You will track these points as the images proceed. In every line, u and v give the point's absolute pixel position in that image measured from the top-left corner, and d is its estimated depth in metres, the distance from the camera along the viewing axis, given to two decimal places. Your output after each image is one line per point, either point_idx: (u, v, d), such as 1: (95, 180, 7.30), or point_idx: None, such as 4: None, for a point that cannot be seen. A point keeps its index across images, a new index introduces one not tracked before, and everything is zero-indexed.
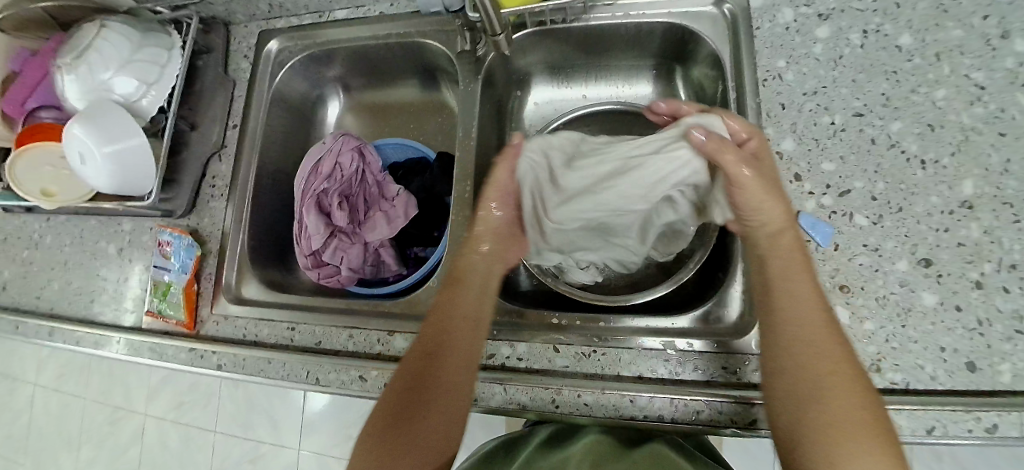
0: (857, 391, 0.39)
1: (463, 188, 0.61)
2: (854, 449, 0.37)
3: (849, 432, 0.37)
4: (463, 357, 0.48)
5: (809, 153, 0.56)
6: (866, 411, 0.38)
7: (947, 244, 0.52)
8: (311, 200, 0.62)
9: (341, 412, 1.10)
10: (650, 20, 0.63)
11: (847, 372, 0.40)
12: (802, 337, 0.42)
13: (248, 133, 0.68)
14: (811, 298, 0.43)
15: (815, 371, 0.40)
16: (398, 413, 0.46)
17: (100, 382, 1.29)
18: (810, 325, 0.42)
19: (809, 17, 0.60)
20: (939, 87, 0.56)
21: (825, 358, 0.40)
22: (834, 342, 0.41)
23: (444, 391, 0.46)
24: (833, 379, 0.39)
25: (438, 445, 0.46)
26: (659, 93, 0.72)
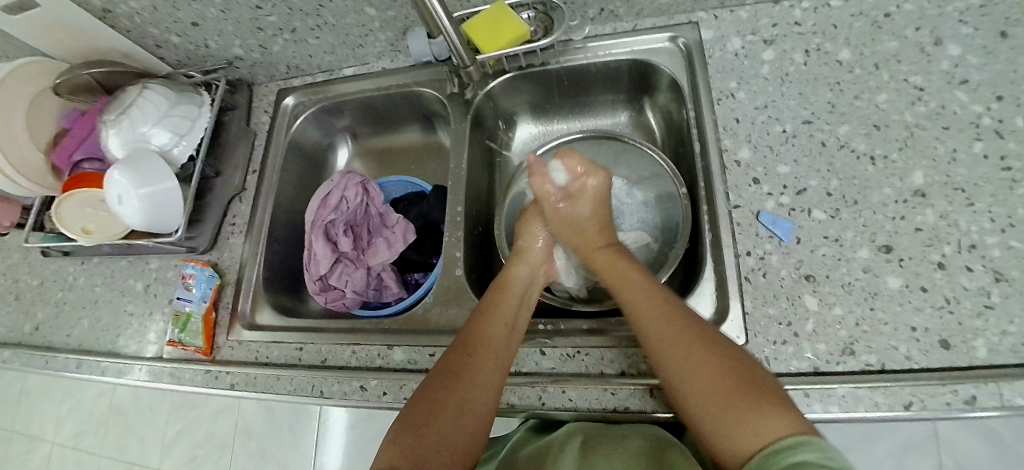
0: (713, 370, 0.45)
1: (454, 212, 0.67)
2: (743, 416, 0.41)
3: (742, 403, 0.42)
4: (506, 347, 0.53)
5: (764, 159, 0.60)
6: (726, 379, 0.44)
7: (905, 231, 0.55)
8: (319, 229, 0.69)
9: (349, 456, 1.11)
10: (616, 58, 0.69)
11: (723, 357, 0.45)
12: (654, 321, 0.50)
13: (266, 176, 0.76)
14: (654, 297, 0.53)
15: (662, 333, 0.49)
16: (428, 406, 0.48)
17: (111, 441, 1.31)
18: (665, 318, 0.50)
19: (756, 41, 0.65)
20: (881, 91, 0.61)
21: (674, 336, 0.48)
22: (680, 321, 0.49)
23: (476, 374, 0.50)
24: (690, 353, 0.46)
25: (470, 433, 0.48)
26: (632, 123, 0.78)
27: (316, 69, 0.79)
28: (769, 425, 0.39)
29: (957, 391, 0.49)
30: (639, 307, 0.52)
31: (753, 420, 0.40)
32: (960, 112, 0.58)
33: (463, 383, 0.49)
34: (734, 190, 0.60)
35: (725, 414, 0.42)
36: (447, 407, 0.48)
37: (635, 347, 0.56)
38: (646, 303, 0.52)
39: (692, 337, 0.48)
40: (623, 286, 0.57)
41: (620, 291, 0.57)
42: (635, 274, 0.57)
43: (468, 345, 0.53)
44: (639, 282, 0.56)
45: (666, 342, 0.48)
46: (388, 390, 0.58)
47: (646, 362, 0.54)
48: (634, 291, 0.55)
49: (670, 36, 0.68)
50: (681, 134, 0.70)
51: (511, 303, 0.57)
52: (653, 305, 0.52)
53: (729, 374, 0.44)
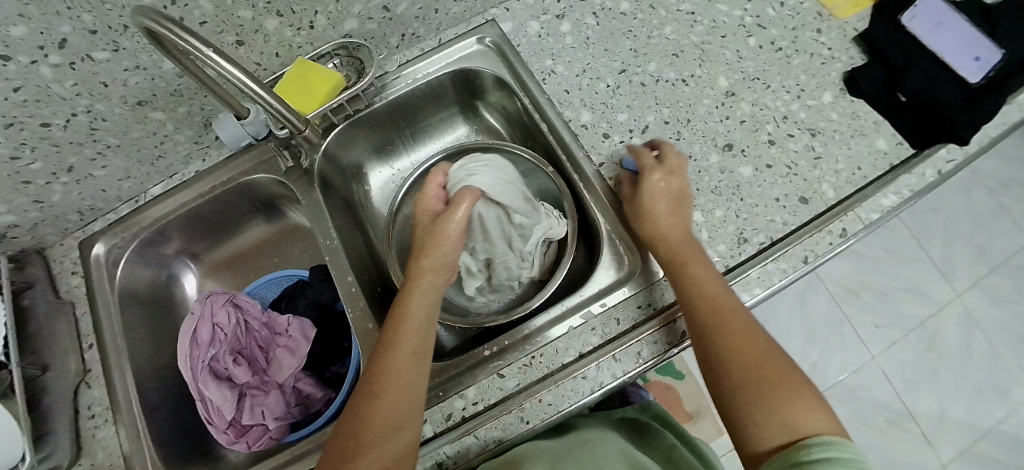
0: (761, 361, 0.46)
1: (347, 282, 0.62)
2: (793, 408, 0.42)
3: (785, 398, 0.43)
4: (417, 364, 0.49)
5: (603, 115, 0.64)
6: (765, 371, 0.45)
7: (734, 126, 0.63)
8: (201, 373, 0.58)
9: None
10: (435, 75, 0.69)
11: (761, 352, 0.46)
12: (715, 313, 0.48)
13: (107, 339, 0.64)
14: (712, 287, 0.50)
15: (715, 322, 0.48)
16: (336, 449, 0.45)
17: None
18: (726, 306, 0.49)
19: (551, 19, 0.69)
20: (666, 25, 0.69)
21: (729, 326, 0.48)
22: (733, 311, 0.49)
23: (378, 398, 0.47)
24: (737, 346, 0.47)
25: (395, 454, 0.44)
26: (478, 130, 0.78)
27: (118, 201, 0.69)
28: (808, 417, 0.42)
29: (832, 229, 0.57)
30: (697, 296, 0.50)
31: (786, 413, 0.42)
32: (728, 20, 0.68)
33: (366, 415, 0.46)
34: (593, 150, 0.63)
35: (763, 401, 0.43)
36: (353, 442, 0.45)
37: (579, 326, 0.56)
38: (706, 293, 0.50)
39: (745, 331, 0.48)
40: (679, 272, 0.52)
41: (676, 283, 0.52)
42: (696, 258, 0.52)
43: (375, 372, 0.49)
44: (700, 270, 0.51)
45: (722, 335, 0.47)
46: None
47: (596, 334, 0.55)
48: (700, 284, 0.50)
49: (476, 38, 0.70)
50: (527, 125, 0.71)
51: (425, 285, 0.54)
52: (717, 301, 0.49)
53: (772, 369, 0.45)
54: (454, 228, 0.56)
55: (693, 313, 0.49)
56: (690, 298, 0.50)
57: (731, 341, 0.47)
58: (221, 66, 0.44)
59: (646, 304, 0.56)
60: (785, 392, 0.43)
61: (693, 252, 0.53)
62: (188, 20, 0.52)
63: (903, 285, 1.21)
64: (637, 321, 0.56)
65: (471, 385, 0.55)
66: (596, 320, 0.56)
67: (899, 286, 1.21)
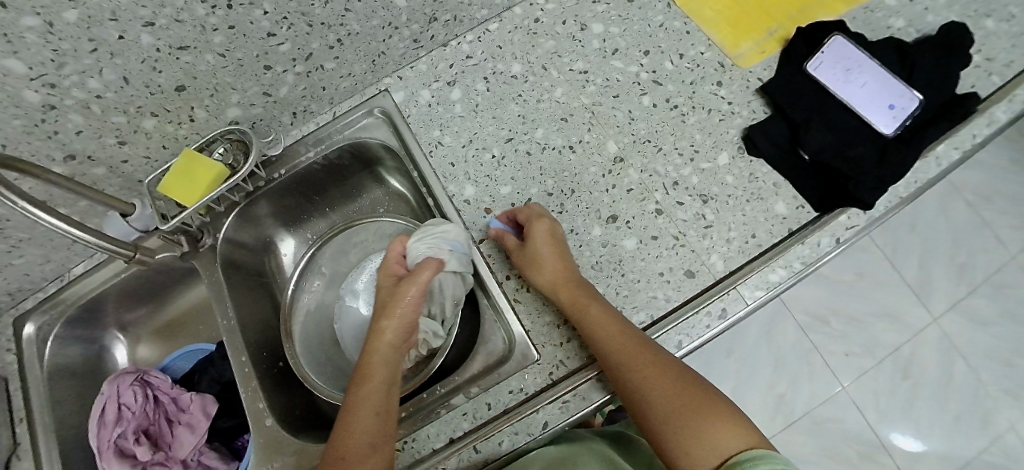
0: (677, 391, 0.47)
1: (241, 362, 0.64)
2: (714, 433, 0.44)
3: (708, 423, 0.44)
4: (381, 427, 0.51)
5: (486, 189, 0.63)
6: (683, 400, 0.47)
7: (620, 196, 0.62)
8: (108, 451, 0.61)
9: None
10: (330, 149, 0.70)
11: (675, 381, 0.48)
12: (626, 357, 0.49)
13: (35, 418, 0.66)
14: (618, 336, 0.50)
15: (627, 359, 0.49)
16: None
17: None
18: (630, 350, 0.49)
19: (442, 86, 0.69)
20: (557, 86, 0.68)
21: (638, 360, 0.49)
22: (638, 345, 0.50)
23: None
24: (648, 379, 0.48)
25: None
26: (382, 196, 0.77)
27: (43, 280, 0.72)
28: (732, 433, 0.43)
29: (711, 311, 0.56)
30: (604, 337, 0.50)
31: (710, 434, 0.44)
32: (621, 77, 0.67)
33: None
34: (475, 227, 0.63)
35: (687, 431, 0.44)
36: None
37: (452, 410, 0.56)
38: (610, 335, 0.50)
39: (653, 362, 0.49)
40: (585, 321, 0.52)
41: (584, 326, 0.52)
42: (593, 301, 0.53)
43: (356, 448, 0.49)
44: (605, 318, 0.52)
45: (637, 376, 0.48)
46: None
47: (466, 420, 0.56)
48: (604, 333, 0.51)
49: (366, 110, 0.70)
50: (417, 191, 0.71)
51: (383, 363, 0.55)
52: (621, 341, 0.50)
53: (689, 395, 0.47)
54: (414, 294, 0.56)
55: (608, 359, 0.50)
56: (596, 340, 0.51)
57: (646, 375, 0.48)
58: (42, 216, 0.49)
59: (516, 390, 0.56)
60: (702, 414, 0.45)
61: (591, 298, 0.54)
62: (62, 131, 0.54)
63: (875, 310, 1.15)
64: (508, 407, 0.56)
65: None
66: (468, 405, 0.56)
67: (870, 311, 1.15)
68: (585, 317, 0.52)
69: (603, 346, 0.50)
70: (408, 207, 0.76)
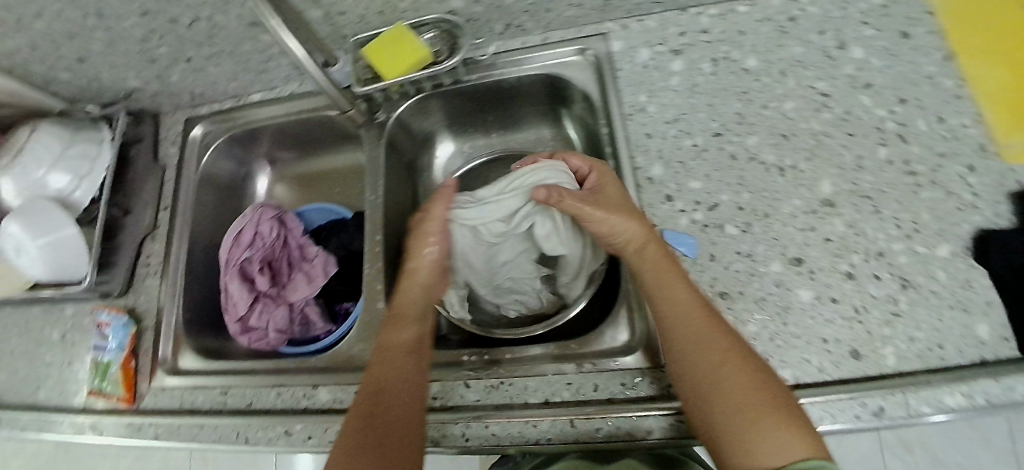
0: (748, 382, 0.43)
1: (374, 241, 0.66)
2: (778, 435, 0.40)
3: (777, 425, 0.40)
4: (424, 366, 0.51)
5: (675, 175, 0.59)
6: (757, 388, 0.42)
7: (815, 242, 0.56)
8: (234, 268, 0.66)
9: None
10: (526, 74, 0.67)
11: (752, 374, 0.43)
12: (695, 337, 0.46)
13: (179, 212, 0.73)
14: (690, 316, 0.47)
15: (695, 332, 0.46)
16: (359, 440, 0.44)
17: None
18: (698, 332, 0.46)
19: (664, 52, 0.64)
20: (789, 98, 0.61)
21: (707, 339, 0.45)
22: (714, 325, 0.46)
23: (398, 397, 0.48)
24: (722, 361, 0.44)
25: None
26: (556, 139, 0.76)
27: (223, 94, 0.76)
28: (804, 443, 0.39)
29: (866, 403, 0.50)
30: (671, 309, 0.48)
31: (765, 436, 0.40)
32: (865, 116, 0.59)
33: (389, 414, 0.46)
34: (649, 208, 0.58)
35: (740, 428, 0.41)
36: (386, 438, 0.45)
37: (557, 375, 0.55)
38: (682, 305, 0.47)
39: (727, 346, 0.45)
40: (656, 291, 0.50)
41: (654, 296, 0.50)
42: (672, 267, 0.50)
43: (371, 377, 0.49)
44: (681, 291, 0.49)
45: (708, 361, 0.45)
46: (313, 434, 0.57)
47: (568, 390, 0.54)
48: (676, 311, 0.48)
49: (579, 49, 0.66)
50: (597, 146, 0.69)
51: (413, 309, 0.55)
52: (693, 316, 0.47)
53: (767, 393, 0.42)
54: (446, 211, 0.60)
55: (675, 340, 0.47)
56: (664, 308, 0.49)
57: (717, 357, 0.45)
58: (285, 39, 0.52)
59: (628, 386, 0.53)
60: (760, 414, 0.41)
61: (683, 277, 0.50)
62: None
63: None
64: (615, 397, 0.53)
65: (437, 381, 0.58)
66: (574, 377, 0.55)
67: None
68: (659, 284, 0.50)
69: (672, 317, 0.48)
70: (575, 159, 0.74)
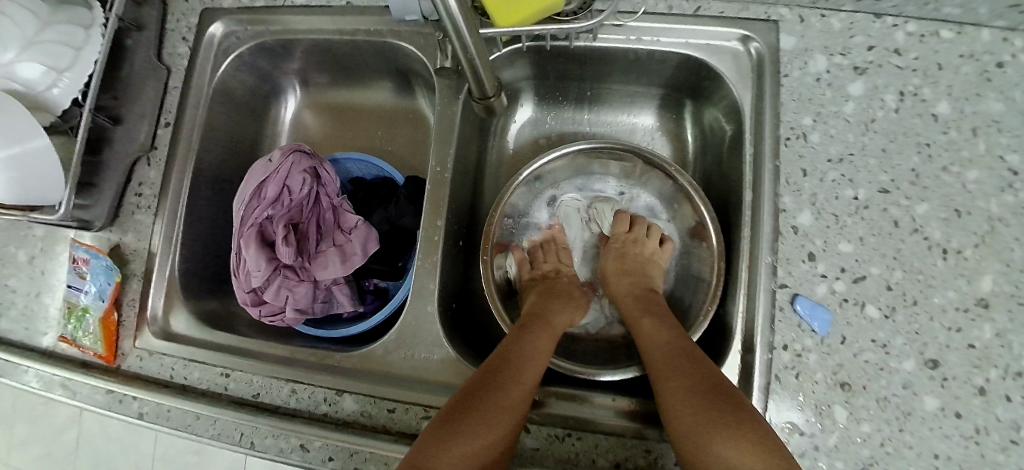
0: (684, 399, 0.42)
1: (433, 228, 0.53)
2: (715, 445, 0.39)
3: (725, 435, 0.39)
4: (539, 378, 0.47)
5: (826, 230, 0.49)
6: (698, 407, 0.41)
7: (958, 345, 0.49)
8: (250, 229, 0.52)
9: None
10: (664, 50, 0.54)
11: (703, 393, 0.42)
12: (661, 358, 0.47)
13: (182, 134, 0.58)
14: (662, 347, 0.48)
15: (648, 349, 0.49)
16: (458, 413, 0.42)
17: (33, 391, 1.21)
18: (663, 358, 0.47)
19: (844, 66, 0.53)
20: (971, 166, 0.51)
21: (663, 356, 0.47)
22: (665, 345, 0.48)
23: (512, 392, 0.44)
24: (661, 374, 0.46)
25: (431, 445, 0.40)
26: (664, 129, 0.65)
27: None
28: (747, 455, 0.37)
29: None
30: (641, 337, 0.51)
31: (720, 447, 0.39)
32: None
33: (493, 404, 0.43)
34: (784, 264, 0.49)
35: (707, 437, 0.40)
36: (479, 418, 0.42)
37: (634, 439, 0.48)
38: (648, 333, 0.51)
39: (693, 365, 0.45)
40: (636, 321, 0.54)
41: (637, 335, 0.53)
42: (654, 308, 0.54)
43: (492, 364, 0.47)
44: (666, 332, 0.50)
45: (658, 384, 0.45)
46: (335, 455, 0.48)
47: (644, 458, 0.47)
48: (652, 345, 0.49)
49: (743, 35, 0.53)
50: (722, 163, 0.58)
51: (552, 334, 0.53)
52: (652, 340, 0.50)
53: (710, 405, 0.41)
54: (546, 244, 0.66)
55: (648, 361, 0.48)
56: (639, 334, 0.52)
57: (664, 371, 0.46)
58: None
59: None
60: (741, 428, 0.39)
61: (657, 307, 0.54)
62: None
63: None
64: None
65: None
66: (655, 445, 0.47)
67: None
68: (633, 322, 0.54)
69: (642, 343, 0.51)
70: (679, 159, 0.65)
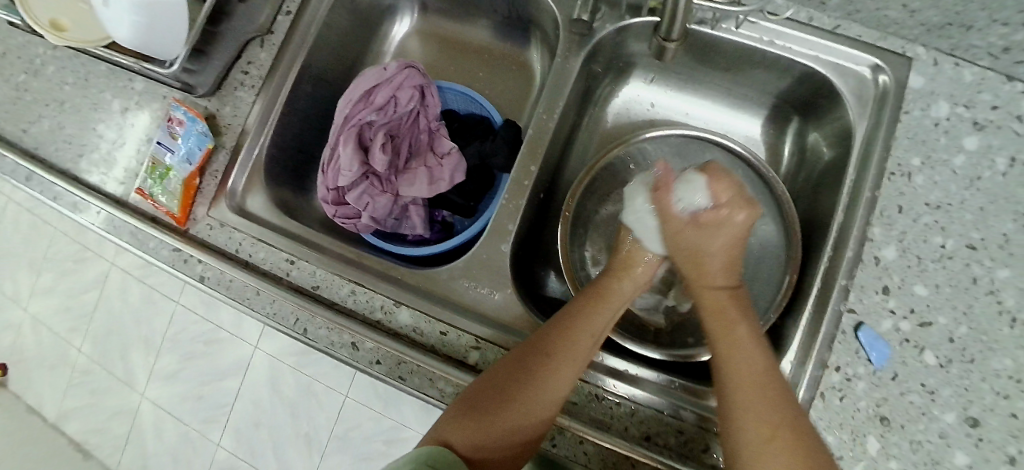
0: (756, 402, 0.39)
1: (525, 173, 0.54)
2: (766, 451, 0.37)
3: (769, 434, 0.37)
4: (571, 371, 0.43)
5: (907, 269, 0.50)
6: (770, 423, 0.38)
7: (1000, 410, 0.48)
8: (352, 129, 0.54)
9: (277, 339, 1.13)
10: (792, 59, 0.55)
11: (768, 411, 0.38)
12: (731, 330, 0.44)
13: (301, 23, 0.59)
14: (745, 334, 0.43)
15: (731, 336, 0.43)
16: (488, 404, 0.43)
17: (67, 245, 1.25)
18: (746, 344, 0.42)
19: (964, 119, 0.52)
20: None
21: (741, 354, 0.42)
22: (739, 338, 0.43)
23: (544, 394, 0.42)
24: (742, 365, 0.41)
25: (465, 428, 0.42)
26: (766, 140, 0.67)
27: None
28: None
29: None
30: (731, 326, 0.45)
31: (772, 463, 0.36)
32: None
33: (526, 403, 0.42)
34: (858, 290, 0.50)
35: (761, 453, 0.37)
36: (511, 411, 0.42)
37: (671, 418, 0.48)
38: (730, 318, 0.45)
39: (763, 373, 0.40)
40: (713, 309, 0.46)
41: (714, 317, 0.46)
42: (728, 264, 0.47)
43: (532, 357, 0.44)
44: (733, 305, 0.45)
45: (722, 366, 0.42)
46: (383, 360, 0.50)
47: (675, 436, 0.48)
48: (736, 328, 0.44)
49: (875, 63, 0.53)
50: (817, 184, 0.60)
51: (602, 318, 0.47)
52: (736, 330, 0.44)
53: (761, 421, 0.38)
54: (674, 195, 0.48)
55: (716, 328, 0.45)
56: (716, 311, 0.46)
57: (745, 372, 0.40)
58: None
59: None
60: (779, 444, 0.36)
61: (728, 244, 0.47)
62: None
63: None
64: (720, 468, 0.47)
65: None
66: (689, 428, 0.48)
67: None
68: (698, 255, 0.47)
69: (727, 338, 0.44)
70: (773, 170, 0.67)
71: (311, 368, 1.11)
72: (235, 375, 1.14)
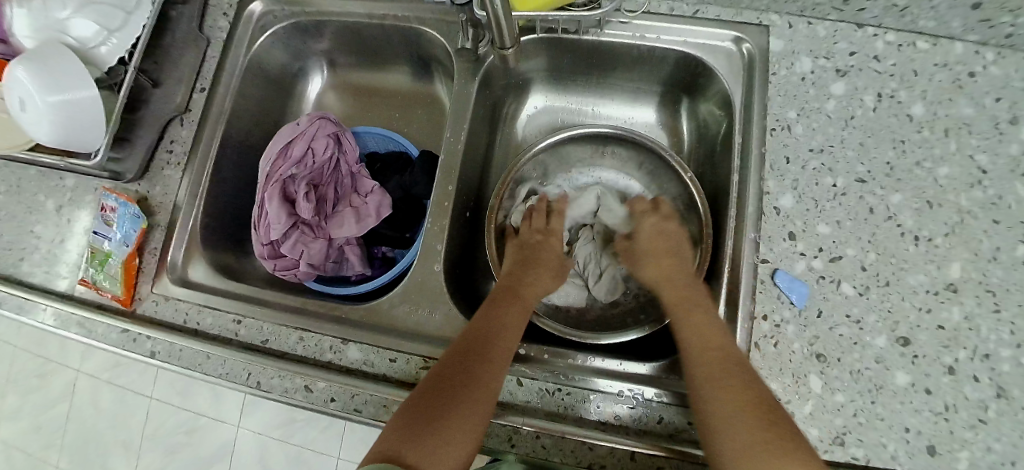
0: (730, 398, 0.43)
1: (444, 194, 0.57)
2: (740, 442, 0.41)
3: (752, 445, 0.41)
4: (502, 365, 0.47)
5: (806, 212, 0.54)
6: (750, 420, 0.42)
7: (927, 325, 0.51)
8: (275, 184, 0.57)
9: (259, 414, 1.11)
10: (665, 46, 0.60)
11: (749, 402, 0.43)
12: (692, 314, 0.50)
13: (217, 96, 0.63)
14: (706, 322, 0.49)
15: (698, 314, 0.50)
16: (431, 403, 0.43)
17: (32, 362, 1.24)
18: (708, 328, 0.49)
19: (828, 69, 0.57)
20: (944, 163, 0.54)
21: (710, 338, 0.48)
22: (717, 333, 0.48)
23: (480, 384, 0.45)
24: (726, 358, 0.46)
25: (402, 438, 0.40)
26: (663, 121, 0.71)
27: None
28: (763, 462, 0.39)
29: None
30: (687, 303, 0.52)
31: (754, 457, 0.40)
32: (1020, 208, 0.52)
33: (460, 397, 0.43)
34: (767, 241, 0.53)
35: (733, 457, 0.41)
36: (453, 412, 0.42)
37: (623, 397, 0.50)
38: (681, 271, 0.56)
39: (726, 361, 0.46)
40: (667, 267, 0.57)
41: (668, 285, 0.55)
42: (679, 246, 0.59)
43: (461, 358, 0.47)
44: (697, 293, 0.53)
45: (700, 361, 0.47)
46: (336, 397, 0.50)
47: (631, 414, 0.49)
48: (694, 322, 0.50)
49: (736, 36, 0.59)
50: (715, 153, 0.64)
51: (515, 313, 0.53)
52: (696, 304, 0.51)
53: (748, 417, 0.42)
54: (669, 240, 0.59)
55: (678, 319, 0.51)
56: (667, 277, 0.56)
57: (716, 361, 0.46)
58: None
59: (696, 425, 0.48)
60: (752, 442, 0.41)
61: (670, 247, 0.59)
62: None
63: None
64: (677, 435, 0.48)
65: None
66: (641, 403, 0.49)
67: None
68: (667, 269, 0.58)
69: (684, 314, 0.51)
70: (677, 149, 0.71)
71: (298, 437, 1.09)
72: (221, 461, 1.11)
